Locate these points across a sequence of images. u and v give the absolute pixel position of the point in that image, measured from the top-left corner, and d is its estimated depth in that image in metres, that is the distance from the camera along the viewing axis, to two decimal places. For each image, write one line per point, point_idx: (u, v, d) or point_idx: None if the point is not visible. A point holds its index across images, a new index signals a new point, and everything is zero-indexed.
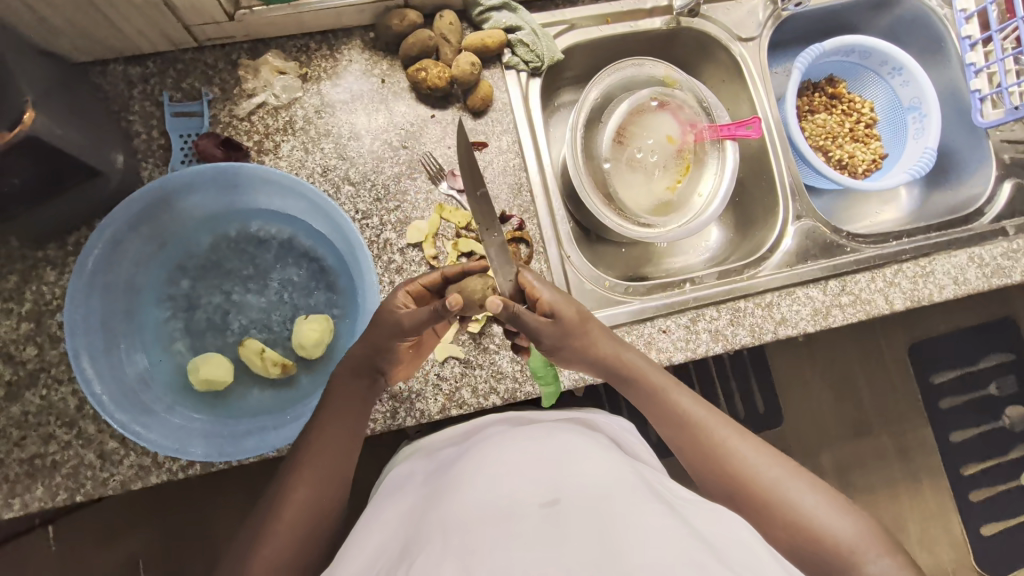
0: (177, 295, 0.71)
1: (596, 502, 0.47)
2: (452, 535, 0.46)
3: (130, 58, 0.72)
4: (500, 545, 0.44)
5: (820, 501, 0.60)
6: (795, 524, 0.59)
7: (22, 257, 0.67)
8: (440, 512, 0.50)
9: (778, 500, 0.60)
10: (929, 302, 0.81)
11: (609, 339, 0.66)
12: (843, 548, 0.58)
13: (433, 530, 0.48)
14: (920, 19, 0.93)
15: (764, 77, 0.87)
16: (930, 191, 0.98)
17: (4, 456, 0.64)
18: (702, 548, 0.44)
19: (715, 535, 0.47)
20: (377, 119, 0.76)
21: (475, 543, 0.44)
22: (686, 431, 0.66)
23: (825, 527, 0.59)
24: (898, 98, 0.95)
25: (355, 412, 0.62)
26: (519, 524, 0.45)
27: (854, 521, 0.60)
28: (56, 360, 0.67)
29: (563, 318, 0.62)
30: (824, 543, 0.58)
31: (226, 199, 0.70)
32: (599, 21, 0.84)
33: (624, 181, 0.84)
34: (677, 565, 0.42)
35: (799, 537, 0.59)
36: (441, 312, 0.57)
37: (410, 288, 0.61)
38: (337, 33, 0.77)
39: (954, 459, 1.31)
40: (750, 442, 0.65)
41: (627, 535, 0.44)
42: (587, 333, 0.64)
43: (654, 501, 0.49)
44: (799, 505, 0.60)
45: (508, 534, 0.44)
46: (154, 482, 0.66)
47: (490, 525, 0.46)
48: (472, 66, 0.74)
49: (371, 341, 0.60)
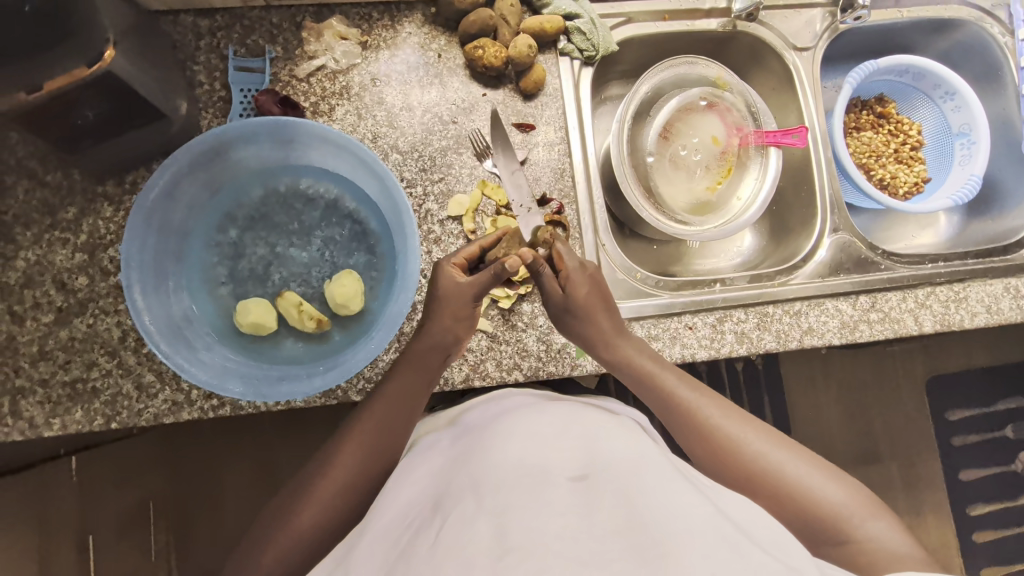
0: (224, 242, 0.73)
1: (626, 480, 0.48)
2: (484, 498, 0.47)
3: (200, 10, 0.75)
4: (530, 508, 0.45)
5: (808, 469, 0.62)
6: (800, 505, 0.60)
7: (83, 190, 0.70)
8: (471, 477, 0.51)
9: (788, 490, 0.61)
10: (959, 328, 0.80)
11: (611, 319, 0.67)
12: (833, 516, 0.60)
13: (463, 492, 0.49)
14: (979, 45, 0.92)
15: (814, 87, 0.87)
16: (969, 219, 0.97)
17: (48, 377, 0.68)
18: (728, 523, 0.46)
19: (739, 517, 0.49)
20: (430, 93, 0.78)
21: (507, 505, 0.46)
22: (674, 412, 0.66)
23: (816, 495, 0.61)
24: (947, 123, 0.94)
25: (409, 381, 0.64)
26: (549, 491, 0.47)
27: (844, 488, 0.62)
28: (105, 292, 0.70)
29: (573, 292, 0.65)
30: (814, 510, 0.60)
31: (280, 153, 0.72)
32: (657, 17, 0.85)
33: (666, 178, 0.85)
34: (705, 533, 0.43)
35: (789, 504, 0.61)
36: (501, 274, 0.61)
37: (457, 260, 0.64)
38: (400, 5, 0.79)
39: (961, 498, 1.30)
40: (735, 417, 0.66)
41: (656, 508, 0.45)
42: (589, 313, 0.65)
43: (681, 482, 0.50)
44: (787, 473, 0.62)
45: (539, 500, 0.46)
46: (185, 419, 0.69)
47: (521, 490, 0.47)
48: (529, 49, 0.75)
49: (453, 313, 0.63)
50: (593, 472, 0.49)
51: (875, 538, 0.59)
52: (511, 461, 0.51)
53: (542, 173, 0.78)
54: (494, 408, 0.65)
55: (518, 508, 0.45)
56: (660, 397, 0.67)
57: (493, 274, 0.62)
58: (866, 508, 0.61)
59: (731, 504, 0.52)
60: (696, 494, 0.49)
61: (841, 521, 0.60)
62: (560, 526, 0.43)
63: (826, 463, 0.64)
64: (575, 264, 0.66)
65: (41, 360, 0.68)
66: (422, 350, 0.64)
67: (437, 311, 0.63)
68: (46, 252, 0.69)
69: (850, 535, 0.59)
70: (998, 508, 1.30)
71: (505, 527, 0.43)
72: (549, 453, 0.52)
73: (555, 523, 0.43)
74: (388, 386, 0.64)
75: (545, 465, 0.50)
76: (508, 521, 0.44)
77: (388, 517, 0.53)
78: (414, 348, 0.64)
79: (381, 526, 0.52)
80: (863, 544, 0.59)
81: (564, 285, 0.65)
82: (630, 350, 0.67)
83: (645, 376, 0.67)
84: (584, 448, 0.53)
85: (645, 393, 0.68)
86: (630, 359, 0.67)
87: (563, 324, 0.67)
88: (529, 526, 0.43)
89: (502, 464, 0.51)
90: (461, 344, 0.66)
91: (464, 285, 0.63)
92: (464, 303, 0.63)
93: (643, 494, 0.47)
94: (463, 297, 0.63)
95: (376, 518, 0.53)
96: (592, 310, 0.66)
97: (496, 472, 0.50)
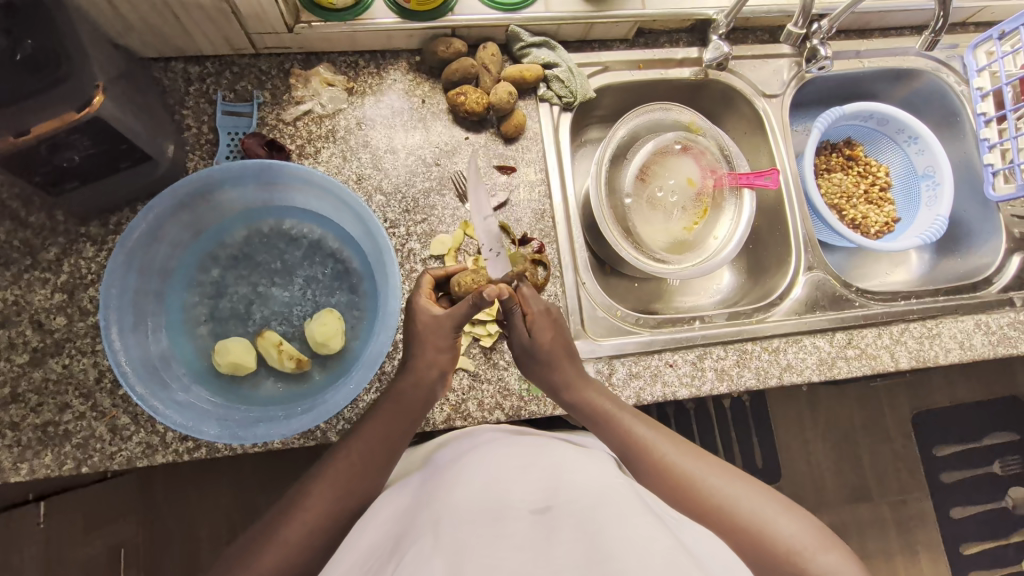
0: (206, 282, 0.74)
1: (586, 508, 0.48)
2: (444, 532, 0.47)
3: (190, 58, 0.78)
4: (488, 542, 0.44)
5: (762, 503, 0.62)
6: (756, 540, 0.60)
7: (66, 230, 0.71)
8: (431, 511, 0.51)
9: (743, 524, 0.60)
10: (934, 364, 0.82)
11: (574, 364, 0.66)
12: (787, 552, 0.59)
13: (425, 529, 0.48)
14: (937, 93, 0.98)
15: (784, 132, 0.91)
16: (938, 259, 1.00)
17: (19, 420, 0.66)
18: (688, 558, 0.45)
19: (699, 551, 0.49)
20: (414, 136, 0.80)
21: (466, 539, 0.45)
22: (631, 445, 0.65)
23: (769, 530, 0.60)
24: (912, 166, 0.98)
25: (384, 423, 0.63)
26: (510, 530, 0.46)
27: (797, 522, 0.61)
28: (82, 332, 0.69)
29: (538, 335, 0.64)
30: (767, 546, 0.59)
31: (265, 195, 0.74)
32: (632, 67, 0.89)
33: (644, 218, 0.87)
34: (663, 566, 0.42)
35: (742, 539, 0.60)
36: (479, 304, 0.60)
37: (425, 292, 0.66)
38: (385, 54, 0.82)
39: (953, 537, 1.28)
40: (690, 452, 0.66)
41: (617, 539, 0.44)
42: (552, 356, 0.65)
43: (641, 510, 0.50)
44: (740, 508, 0.61)
45: (499, 534, 0.45)
46: (158, 462, 0.67)
47: (481, 525, 0.47)
48: (509, 95, 0.78)
49: (431, 342, 0.63)
50: (555, 505, 0.49)
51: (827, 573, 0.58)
52: (474, 500, 0.50)
53: (522, 214, 0.80)
54: (463, 442, 0.64)
55: (478, 547, 0.44)
56: (613, 430, 0.66)
57: (471, 304, 0.60)
58: (827, 542, 0.60)
59: (696, 542, 0.51)
60: (660, 527, 0.48)
61: (796, 557, 0.59)
62: (517, 562, 0.43)
63: (781, 497, 0.64)
64: (540, 309, 0.65)
65: (13, 403, 0.66)
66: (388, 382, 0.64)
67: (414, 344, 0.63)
68: (24, 292, 0.69)
69: (804, 570, 0.58)
70: (992, 546, 1.29)
71: (461, 561, 0.43)
72: (513, 486, 0.51)
73: (513, 559, 0.43)
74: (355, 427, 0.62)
75: (507, 500, 0.50)
76: (465, 555, 0.43)
77: (348, 555, 0.51)
78: (398, 387, 0.63)
79: (342, 565, 0.50)
80: None
81: (529, 328, 0.64)
82: (591, 394, 0.66)
83: (613, 419, 0.66)
84: (550, 484, 0.52)
85: (601, 431, 0.66)
86: (594, 403, 0.66)
87: (530, 366, 0.66)
88: (486, 560, 0.43)
89: (465, 502, 0.50)
90: (445, 379, 0.65)
91: (442, 318, 0.63)
92: (441, 334, 0.63)
93: (605, 525, 0.46)
94: (443, 329, 0.63)
95: (338, 557, 0.52)
96: (555, 359, 0.65)
97: (457, 509, 0.49)
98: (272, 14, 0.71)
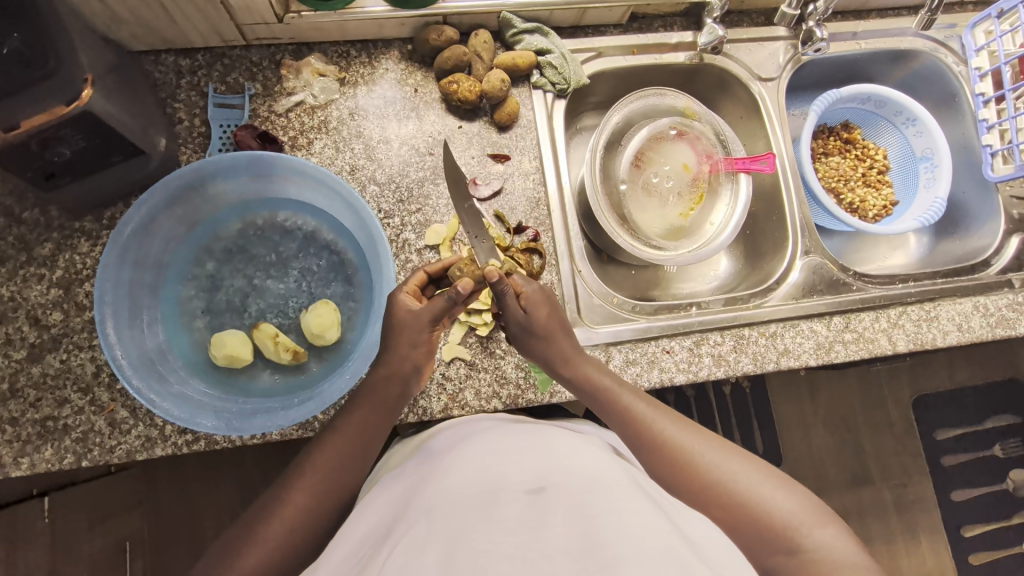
0: (201, 275, 0.74)
1: (580, 493, 0.48)
2: (438, 519, 0.47)
3: (180, 50, 0.77)
4: (482, 527, 0.45)
5: (758, 478, 0.62)
6: (752, 515, 0.60)
7: (60, 226, 0.71)
8: (427, 498, 0.51)
9: (739, 500, 0.61)
10: (932, 347, 0.81)
11: (570, 336, 0.67)
12: (784, 527, 0.59)
13: (420, 515, 0.49)
14: (935, 74, 0.97)
15: (781, 117, 0.91)
16: (936, 239, 1.00)
17: (18, 415, 0.67)
18: (682, 543, 0.45)
19: (693, 535, 0.49)
20: (407, 126, 0.80)
21: (460, 525, 0.45)
22: (630, 423, 0.65)
23: (767, 505, 0.60)
24: (910, 148, 0.98)
25: (378, 413, 0.63)
26: (504, 515, 0.46)
27: (794, 498, 0.61)
28: (79, 327, 0.69)
29: (534, 312, 0.64)
30: (763, 521, 0.60)
31: (257, 187, 0.74)
32: (625, 52, 0.88)
33: (639, 204, 0.87)
34: (654, 548, 0.42)
35: (739, 515, 0.60)
36: (455, 300, 0.61)
37: (410, 288, 0.65)
38: (377, 43, 0.82)
39: (954, 519, 1.29)
40: (688, 429, 0.66)
41: (609, 524, 0.44)
42: (548, 338, 0.65)
43: (636, 496, 0.50)
44: (738, 484, 0.61)
45: (492, 519, 0.46)
46: (158, 455, 0.68)
47: (475, 511, 0.47)
48: (502, 82, 0.77)
49: (405, 340, 0.62)
50: (550, 486, 0.50)
51: (823, 547, 0.58)
52: (470, 487, 0.50)
53: (517, 202, 0.80)
54: (460, 429, 0.64)
55: (471, 533, 0.44)
56: (614, 408, 0.65)
57: (449, 300, 0.61)
58: (823, 517, 0.60)
59: (691, 527, 0.51)
60: (655, 513, 0.48)
61: (792, 531, 0.59)
62: (511, 545, 0.43)
63: (777, 473, 0.64)
64: (535, 288, 0.66)
65: (12, 399, 0.67)
66: (382, 378, 0.63)
67: (392, 340, 0.62)
68: (21, 288, 0.69)
69: (800, 545, 0.58)
70: (993, 528, 1.29)
71: (454, 547, 0.43)
72: (508, 472, 0.52)
73: (506, 543, 0.43)
74: (345, 422, 0.62)
75: (503, 483, 0.50)
76: (458, 541, 0.44)
77: (344, 546, 0.52)
78: (391, 379, 0.63)
79: (336, 556, 0.51)
80: (815, 554, 0.58)
81: (524, 306, 0.64)
82: (587, 367, 0.66)
83: (611, 400, 0.65)
84: (544, 469, 0.52)
85: (600, 407, 0.66)
86: (591, 388, 0.66)
87: (526, 346, 0.66)
88: (480, 546, 0.43)
89: (460, 489, 0.50)
90: (422, 374, 0.65)
91: (417, 312, 0.62)
92: (416, 330, 0.62)
93: (599, 511, 0.46)
94: (419, 323, 0.62)
95: (334, 547, 0.53)
96: (553, 331, 0.65)
97: (451, 496, 0.49)
98: (260, 4, 0.70)
